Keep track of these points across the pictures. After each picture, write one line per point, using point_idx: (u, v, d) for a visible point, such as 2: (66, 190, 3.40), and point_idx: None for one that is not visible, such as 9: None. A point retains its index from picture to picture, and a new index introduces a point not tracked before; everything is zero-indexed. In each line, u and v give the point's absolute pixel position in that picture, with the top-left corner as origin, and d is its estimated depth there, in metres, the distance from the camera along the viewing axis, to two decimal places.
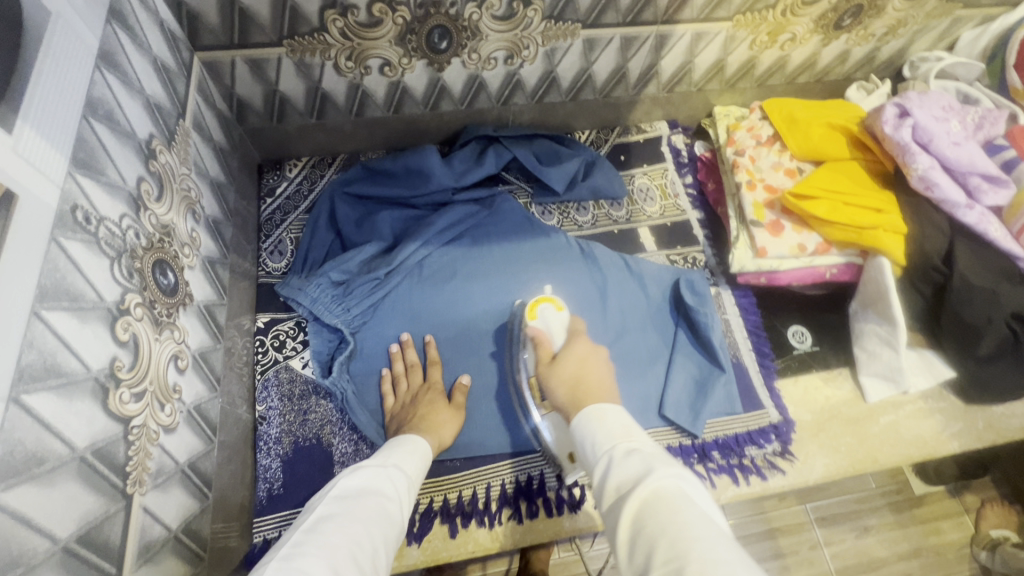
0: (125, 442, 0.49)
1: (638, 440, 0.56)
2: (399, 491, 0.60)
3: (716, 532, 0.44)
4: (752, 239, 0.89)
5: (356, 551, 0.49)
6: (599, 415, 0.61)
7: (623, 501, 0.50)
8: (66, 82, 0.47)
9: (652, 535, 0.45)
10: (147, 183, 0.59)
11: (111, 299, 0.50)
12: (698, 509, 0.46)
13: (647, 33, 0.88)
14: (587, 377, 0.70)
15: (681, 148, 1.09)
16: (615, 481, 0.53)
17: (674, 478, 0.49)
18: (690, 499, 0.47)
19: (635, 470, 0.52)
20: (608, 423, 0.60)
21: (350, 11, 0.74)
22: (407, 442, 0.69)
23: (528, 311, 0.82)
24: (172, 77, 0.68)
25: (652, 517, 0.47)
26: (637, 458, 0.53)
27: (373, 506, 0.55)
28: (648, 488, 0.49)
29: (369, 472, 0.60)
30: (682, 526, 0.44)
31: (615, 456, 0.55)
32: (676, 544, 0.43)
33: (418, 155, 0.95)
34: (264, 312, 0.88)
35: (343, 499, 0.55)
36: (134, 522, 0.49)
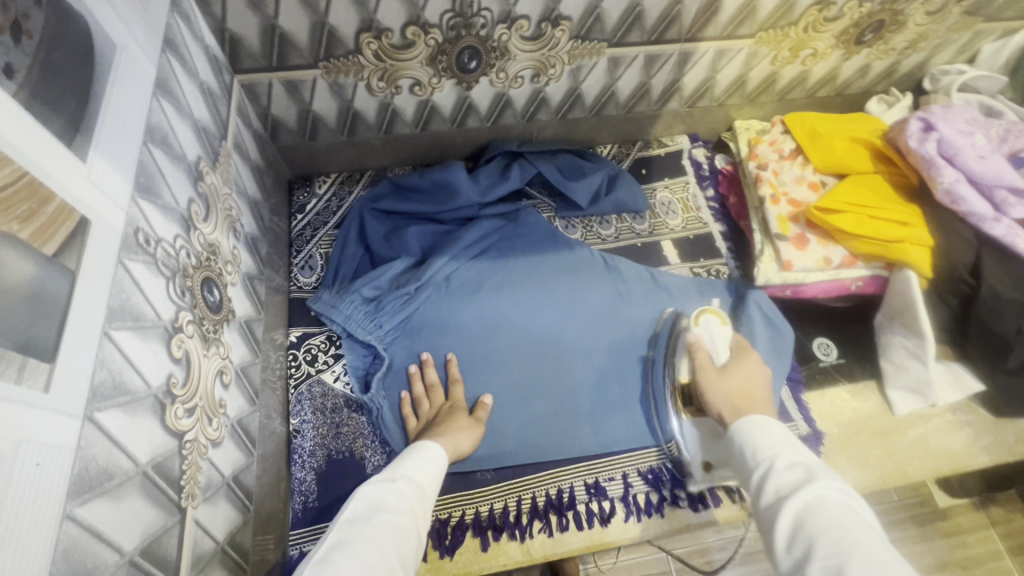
0: (180, 456, 0.51)
1: (801, 452, 0.59)
2: (411, 505, 0.61)
3: (881, 540, 0.47)
4: (778, 252, 0.90)
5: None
6: (763, 423, 0.64)
7: (782, 504, 0.53)
8: (129, 110, 0.49)
9: (816, 534, 0.48)
10: (196, 205, 0.61)
11: (167, 318, 0.52)
12: (858, 515, 0.49)
13: (671, 51, 0.89)
14: (752, 393, 0.74)
15: (702, 162, 1.11)
16: (773, 485, 0.56)
17: (835, 489, 0.52)
18: (851, 507, 0.50)
19: (797, 476, 0.55)
20: (771, 431, 0.63)
21: (385, 33, 0.76)
22: (418, 452, 0.70)
23: (693, 319, 0.89)
24: (216, 100, 0.70)
25: (815, 519, 0.49)
26: (800, 469, 0.56)
27: (385, 527, 0.55)
28: (809, 494, 0.52)
29: (379, 490, 0.60)
30: (850, 532, 0.47)
31: (778, 465, 0.58)
32: (842, 545, 0.46)
33: (445, 172, 0.97)
34: (296, 326, 0.90)
35: (355, 522, 0.56)
36: (187, 535, 0.51)
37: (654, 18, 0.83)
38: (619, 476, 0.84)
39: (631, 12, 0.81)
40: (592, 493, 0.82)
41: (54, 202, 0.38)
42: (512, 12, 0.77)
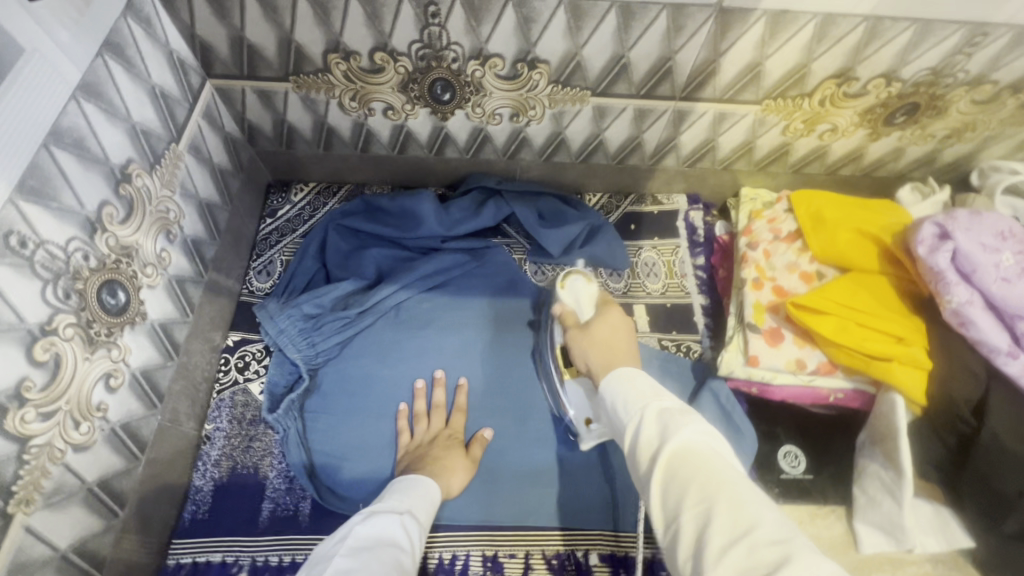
0: (17, 462, 0.51)
1: (666, 398, 0.55)
2: (413, 541, 0.60)
3: (742, 479, 0.46)
4: (745, 344, 0.80)
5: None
6: (629, 377, 0.60)
7: (655, 458, 0.50)
8: (29, 114, 0.50)
9: (685, 487, 0.46)
10: (112, 207, 0.61)
11: (35, 320, 0.52)
12: (724, 460, 0.48)
13: (663, 107, 0.82)
14: (616, 343, 0.69)
15: (698, 226, 1.02)
16: (642, 443, 0.52)
17: (701, 431, 0.50)
18: (717, 452, 0.49)
19: (663, 426, 0.51)
20: (637, 383, 0.58)
21: (352, 56, 0.75)
22: (419, 485, 0.69)
23: (558, 282, 0.82)
24: (170, 103, 0.71)
25: (683, 471, 0.47)
26: (669, 417, 0.52)
27: (388, 557, 0.54)
28: (678, 444, 0.49)
29: (384, 522, 0.60)
30: (718, 480, 0.45)
31: (646, 418, 0.53)
32: (709, 494, 0.45)
33: (414, 199, 0.94)
34: (237, 330, 0.90)
35: (357, 551, 0.54)
36: (10, 542, 0.50)
37: (642, 72, 0.76)
38: (521, 554, 0.78)
39: (616, 62, 0.75)
40: (488, 567, 0.77)
41: None
42: (484, 49, 0.73)
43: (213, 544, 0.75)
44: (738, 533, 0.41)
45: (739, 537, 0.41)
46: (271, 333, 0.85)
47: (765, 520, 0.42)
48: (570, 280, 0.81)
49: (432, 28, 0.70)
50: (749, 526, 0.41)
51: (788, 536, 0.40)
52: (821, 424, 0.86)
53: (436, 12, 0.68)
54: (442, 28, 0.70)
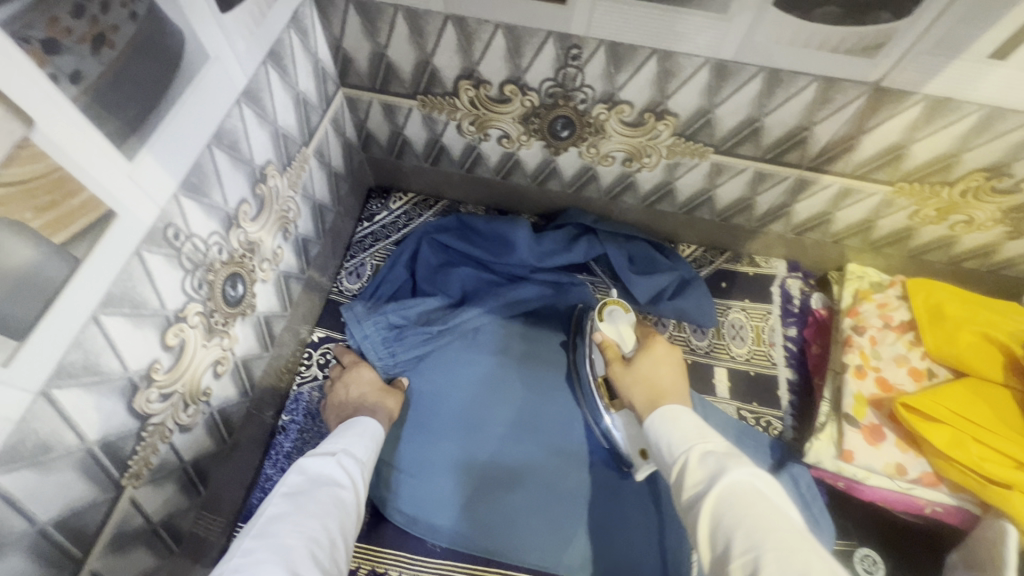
0: (136, 437, 0.53)
1: (712, 440, 0.58)
2: (353, 479, 0.66)
3: (793, 528, 0.46)
4: (840, 435, 0.75)
5: (312, 548, 0.53)
6: (674, 414, 0.62)
7: (700, 501, 0.52)
8: (201, 117, 0.53)
9: (731, 534, 0.47)
10: (247, 205, 0.64)
11: (172, 307, 0.55)
12: (770, 501, 0.50)
13: (786, 174, 0.79)
14: (660, 382, 0.69)
15: (793, 295, 0.98)
16: (689, 484, 0.55)
17: (750, 474, 0.52)
18: (763, 494, 0.50)
19: (710, 470, 0.54)
20: (681, 421, 0.61)
21: (483, 85, 0.76)
22: (356, 425, 0.74)
23: (597, 315, 0.83)
24: (309, 109, 0.74)
25: (730, 515, 0.49)
26: (713, 460, 0.55)
27: (325, 499, 0.60)
28: (723, 485, 0.51)
29: (318, 464, 0.65)
30: (766, 526, 0.47)
31: (691, 460, 0.56)
32: (756, 539, 0.46)
33: (509, 226, 0.94)
34: (323, 327, 0.93)
35: (292, 496, 0.59)
36: (117, 513, 0.53)
37: (773, 137, 0.74)
38: None
39: (748, 124, 0.72)
40: None
41: (81, 195, 0.41)
42: (615, 94, 0.72)
43: None
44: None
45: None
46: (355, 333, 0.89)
47: (816, 569, 0.42)
48: (609, 310, 0.82)
49: (568, 70, 0.70)
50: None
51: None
52: (909, 535, 0.79)
53: (577, 55, 0.68)
54: (579, 70, 0.70)
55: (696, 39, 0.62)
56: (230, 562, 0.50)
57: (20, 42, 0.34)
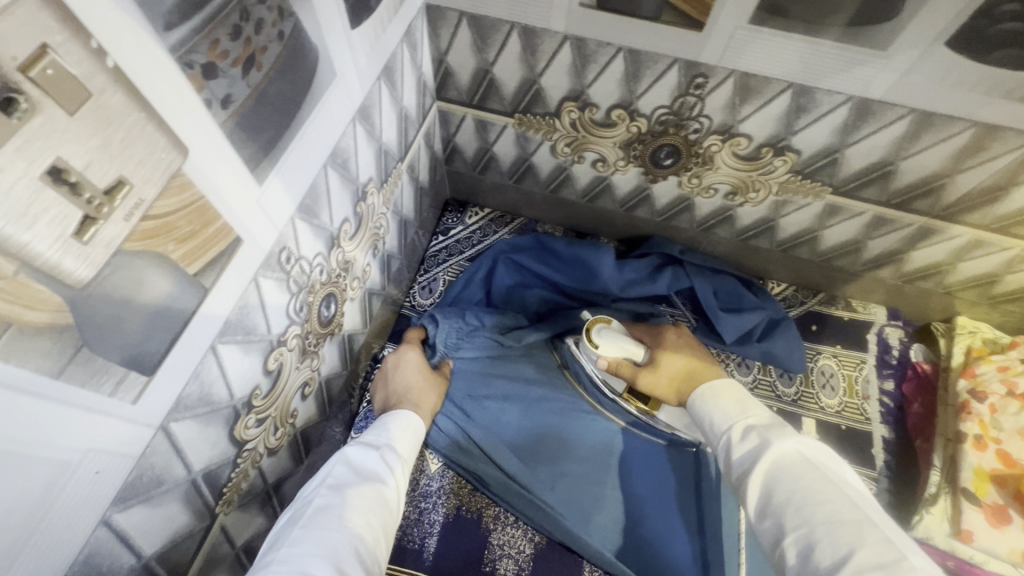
0: (232, 464, 0.52)
1: (754, 415, 0.55)
2: (397, 474, 0.58)
3: (845, 496, 0.45)
4: (956, 512, 0.70)
5: (356, 546, 0.47)
6: (714, 390, 0.60)
7: (747, 478, 0.50)
8: (322, 136, 0.50)
9: (781, 508, 0.46)
10: (348, 224, 0.62)
11: (276, 332, 0.53)
12: (822, 471, 0.47)
13: (910, 222, 0.73)
14: (690, 365, 0.69)
15: (892, 345, 0.91)
16: (735, 459, 0.53)
17: (795, 443, 0.50)
18: (812, 462, 0.48)
19: (755, 445, 0.52)
20: (724, 396, 0.59)
21: (589, 108, 0.72)
22: (399, 418, 0.66)
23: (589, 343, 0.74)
24: (408, 124, 0.72)
25: (781, 488, 0.47)
26: (756, 436, 0.53)
27: (369, 494, 0.53)
28: (771, 458, 0.50)
29: (363, 457, 0.58)
30: (815, 498, 0.45)
31: (734, 439, 0.54)
32: (806, 513, 0.44)
33: (593, 251, 0.90)
34: (393, 342, 0.91)
35: (339, 487, 0.52)
36: (209, 540, 0.52)
37: (905, 183, 0.68)
38: None
39: (880, 167, 0.66)
40: None
41: (216, 223, 0.39)
42: (734, 127, 0.68)
43: None
44: (841, 557, 0.40)
45: (841, 558, 0.40)
46: (435, 318, 0.87)
47: (869, 539, 0.41)
48: (598, 332, 0.74)
49: (688, 98, 0.66)
50: (851, 549, 0.41)
51: (894, 558, 0.39)
52: None
53: (702, 84, 0.64)
54: (699, 100, 0.66)
55: (843, 76, 0.57)
56: (278, 554, 0.44)
57: (183, 67, 0.32)
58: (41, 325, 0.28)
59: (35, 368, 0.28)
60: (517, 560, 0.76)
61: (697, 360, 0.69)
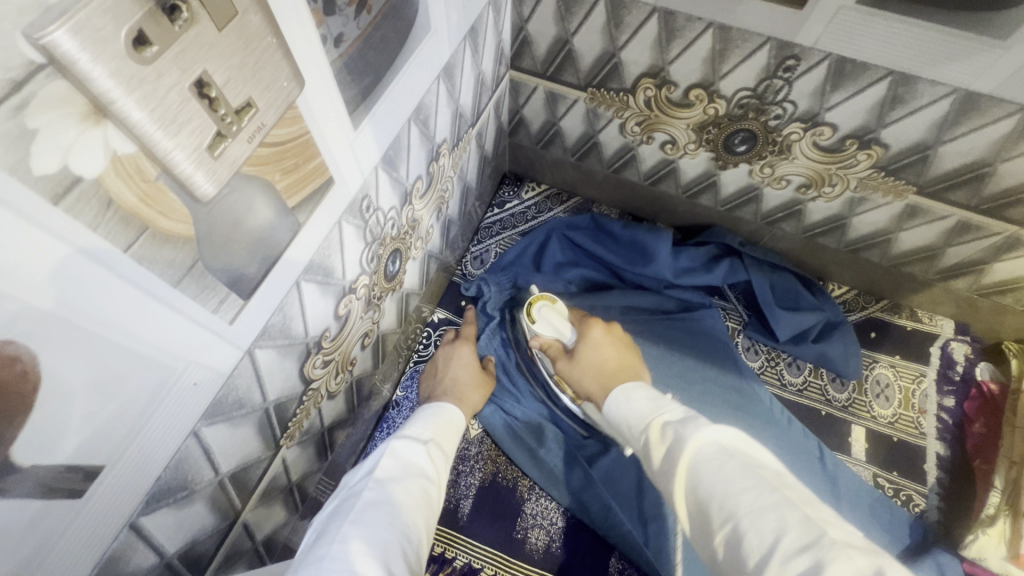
0: (299, 400, 0.54)
1: (668, 410, 0.52)
2: (440, 470, 0.60)
3: (762, 481, 0.41)
4: (1014, 536, 0.67)
5: (404, 546, 0.46)
6: (627, 391, 0.58)
7: (672, 484, 0.46)
8: (412, 88, 0.51)
9: (706, 505, 0.42)
10: (421, 182, 0.63)
11: (349, 279, 0.54)
12: (742, 458, 0.43)
13: (998, 230, 0.69)
14: (606, 363, 0.65)
15: (956, 360, 0.86)
16: (658, 461, 0.49)
17: (712, 433, 0.46)
18: (729, 451, 0.44)
19: (671, 442, 0.48)
20: (634, 397, 0.57)
21: (667, 86, 0.70)
22: (441, 413, 0.67)
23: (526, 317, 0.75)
24: (483, 89, 0.72)
25: (703, 486, 0.43)
26: (673, 431, 0.49)
27: (415, 492, 0.54)
28: (690, 456, 0.45)
29: (406, 450, 0.58)
30: (736, 488, 0.41)
31: (654, 438, 0.50)
32: (729, 507, 0.40)
33: (651, 235, 0.89)
34: (443, 308, 0.93)
35: (388, 483, 0.53)
36: (271, 470, 0.54)
37: (998, 187, 0.64)
38: None
39: (974, 168, 0.63)
40: None
41: (316, 160, 0.40)
42: (820, 115, 0.65)
43: None
44: (768, 546, 0.36)
45: (767, 549, 0.36)
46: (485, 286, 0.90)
47: (790, 522, 0.37)
48: (539, 308, 0.76)
49: (775, 81, 0.64)
50: (776, 535, 0.37)
51: (817, 537, 0.36)
52: None
53: (792, 67, 0.61)
54: (787, 84, 0.63)
55: (948, 67, 0.54)
56: (330, 547, 0.43)
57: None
58: (170, 232, 0.29)
59: (160, 273, 0.30)
60: (549, 531, 0.77)
61: (617, 360, 0.65)
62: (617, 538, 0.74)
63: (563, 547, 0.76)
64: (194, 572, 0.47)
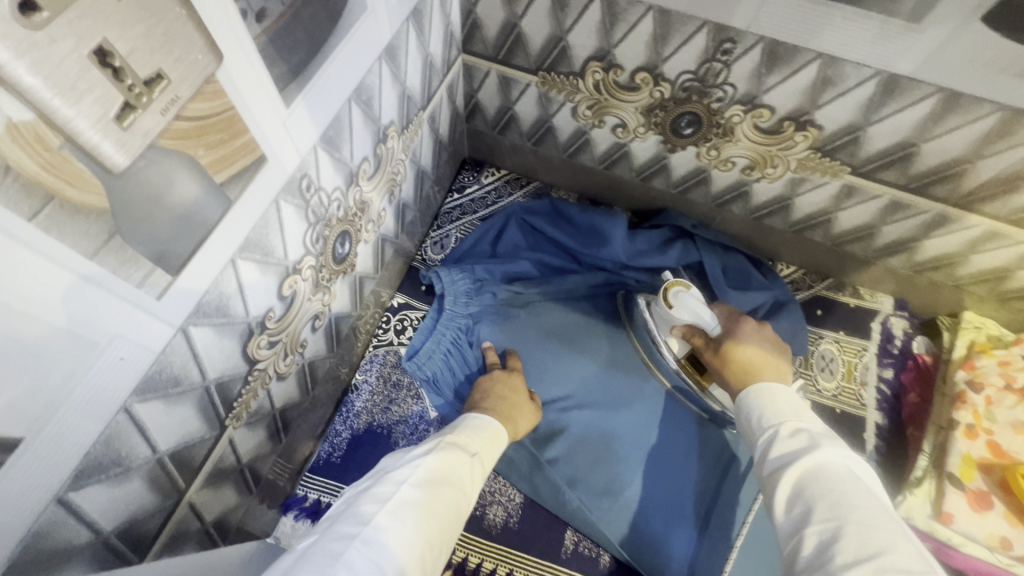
0: (244, 380, 0.54)
1: (809, 423, 0.54)
2: (473, 488, 0.57)
3: (882, 511, 0.43)
4: (939, 494, 0.70)
5: (424, 554, 0.46)
6: (771, 391, 0.60)
7: (784, 470, 0.49)
8: (350, 68, 0.51)
9: (813, 500, 0.45)
10: (367, 163, 0.63)
11: (293, 259, 0.54)
12: (866, 489, 0.46)
13: (926, 208, 0.73)
14: (761, 364, 0.65)
15: (895, 335, 0.91)
16: (775, 452, 0.52)
17: (845, 458, 0.48)
18: (857, 478, 0.47)
19: (800, 445, 0.51)
20: (781, 397, 0.58)
21: (614, 69, 0.72)
22: (486, 426, 0.64)
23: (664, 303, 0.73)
24: (433, 72, 0.72)
25: (817, 485, 0.46)
26: (806, 437, 0.52)
27: (450, 501, 0.52)
28: (814, 462, 0.48)
29: (455, 460, 0.56)
30: (854, 501, 0.44)
31: (782, 434, 0.53)
32: (840, 509, 0.43)
33: (606, 218, 0.91)
34: (402, 293, 0.93)
35: (425, 485, 0.51)
36: (217, 449, 0.54)
37: (924, 166, 0.67)
38: None
39: (901, 148, 0.66)
40: None
41: (244, 136, 0.40)
42: (758, 97, 0.67)
43: (339, 488, 0.78)
44: (866, 553, 0.39)
45: (865, 554, 0.39)
46: (441, 278, 0.88)
47: (897, 547, 0.40)
48: (675, 295, 0.73)
49: (714, 64, 0.66)
50: (877, 549, 0.40)
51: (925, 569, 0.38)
52: None
53: (729, 50, 0.63)
54: (725, 66, 0.65)
55: (870, 50, 0.57)
56: (361, 532, 0.44)
57: None
58: (80, 204, 0.30)
59: (73, 246, 0.30)
60: (507, 507, 0.80)
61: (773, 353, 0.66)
62: (570, 517, 0.77)
63: (520, 522, 0.79)
64: (136, 552, 0.47)
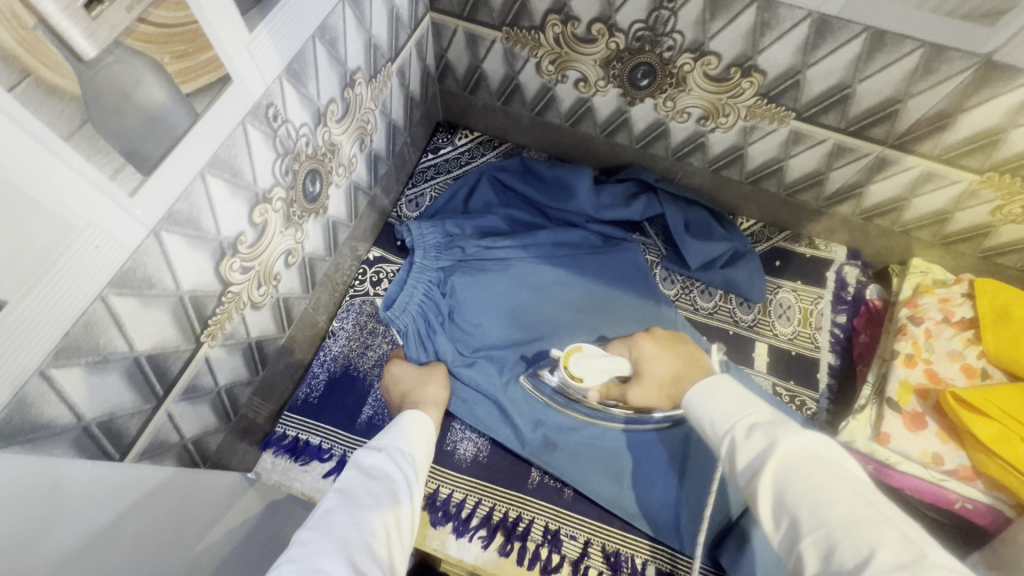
0: (218, 300, 0.58)
1: (756, 411, 0.50)
2: (407, 480, 0.57)
3: (857, 494, 0.41)
4: (878, 418, 0.76)
5: (369, 542, 0.46)
6: (708, 387, 0.53)
7: (756, 477, 0.44)
8: (314, 5, 0.55)
9: (795, 507, 0.41)
10: (335, 106, 0.67)
11: (262, 187, 0.58)
12: (835, 467, 0.43)
13: (868, 150, 0.77)
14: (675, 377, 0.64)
15: (849, 283, 0.95)
16: (741, 463, 0.47)
17: (804, 439, 0.45)
18: (822, 459, 0.44)
19: (758, 442, 0.47)
20: (720, 395, 0.52)
21: (571, 22, 0.76)
22: (397, 430, 0.64)
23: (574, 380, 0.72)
24: (400, 25, 0.76)
25: (792, 488, 0.43)
26: (762, 432, 0.47)
27: (377, 492, 0.52)
28: (781, 461, 0.44)
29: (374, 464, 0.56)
30: (830, 498, 0.41)
31: (738, 437, 0.48)
32: (821, 513, 0.40)
33: (572, 172, 0.96)
34: (378, 247, 0.97)
35: (347, 490, 0.51)
36: (194, 364, 0.58)
37: (860, 108, 0.72)
38: (582, 540, 0.77)
39: (839, 90, 0.70)
40: (547, 539, 0.77)
41: (210, 52, 0.44)
42: (704, 44, 0.72)
43: (316, 426, 0.82)
44: (863, 559, 0.36)
45: (861, 559, 0.36)
46: (412, 230, 0.91)
47: (883, 543, 0.37)
48: (575, 364, 0.71)
49: (662, 12, 0.70)
50: (871, 549, 0.37)
51: (913, 558, 0.35)
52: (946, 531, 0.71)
53: None
54: (672, 14, 0.70)
55: None
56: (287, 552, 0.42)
57: None
58: (54, 85, 0.34)
59: (48, 124, 0.34)
60: (477, 443, 0.84)
61: (682, 355, 0.66)
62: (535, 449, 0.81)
63: (489, 456, 0.83)
64: (115, 448, 0.51)
